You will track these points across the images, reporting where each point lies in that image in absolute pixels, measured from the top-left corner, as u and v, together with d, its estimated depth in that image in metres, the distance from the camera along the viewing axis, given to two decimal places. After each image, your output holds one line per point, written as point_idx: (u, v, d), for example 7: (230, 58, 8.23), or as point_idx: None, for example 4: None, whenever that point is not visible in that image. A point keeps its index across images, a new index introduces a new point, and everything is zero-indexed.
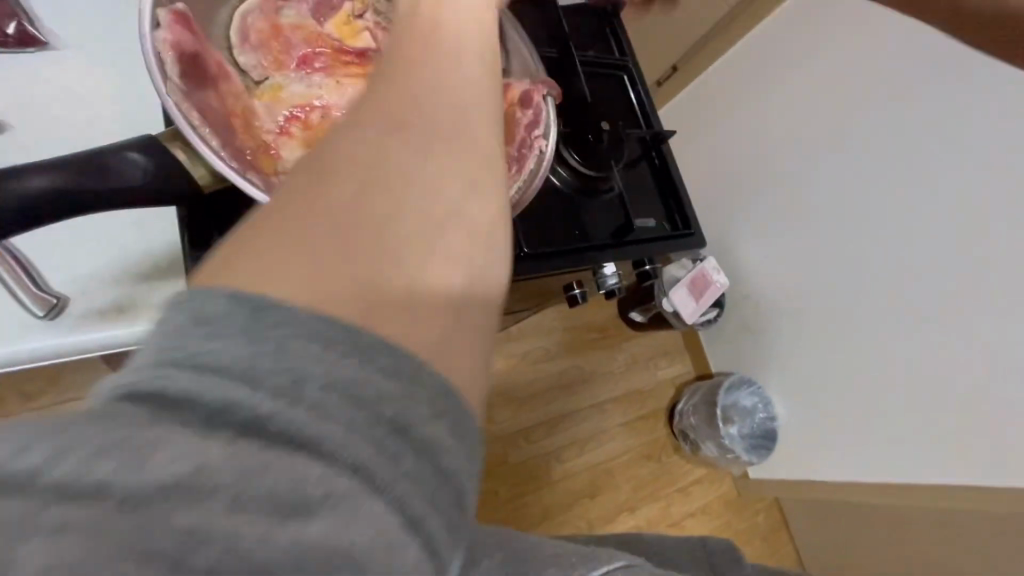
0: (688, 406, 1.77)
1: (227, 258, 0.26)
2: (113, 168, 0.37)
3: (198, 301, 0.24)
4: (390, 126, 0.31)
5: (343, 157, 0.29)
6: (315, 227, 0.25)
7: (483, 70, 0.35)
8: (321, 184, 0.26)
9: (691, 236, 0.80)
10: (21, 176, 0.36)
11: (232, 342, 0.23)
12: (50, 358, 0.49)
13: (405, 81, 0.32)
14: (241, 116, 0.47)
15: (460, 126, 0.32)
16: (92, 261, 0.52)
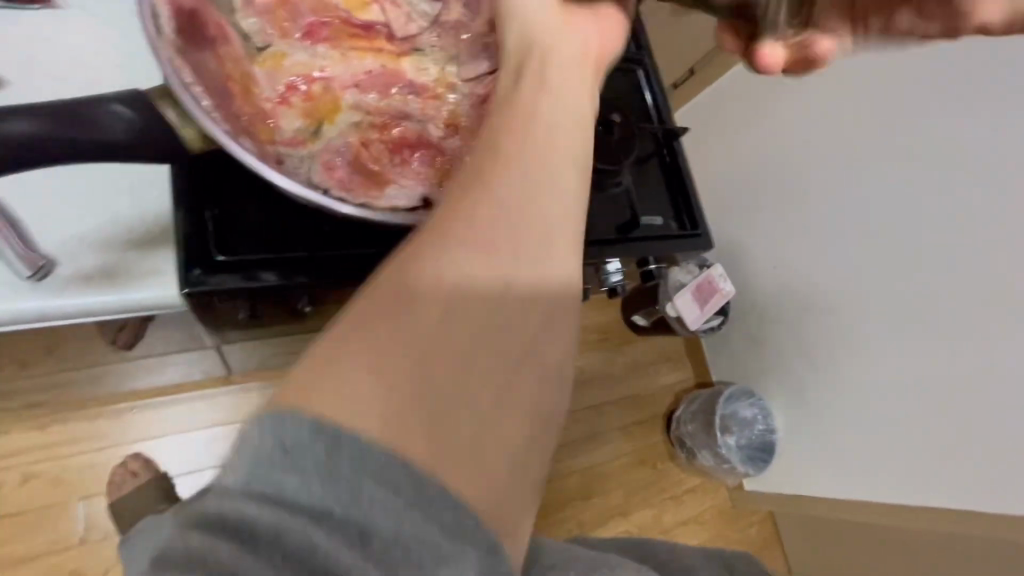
0: (687, 413, 1.75)
1: (317, 368, 0.30)
2: (97, 120, 0.37)
3: (289, 433, 0.27)
4: (464, 268, 0.33)
5: (421, 297, 0.32)
6: (388, 348, 0.30)
7: (559, 206, 0.36)
8: (398, 305, 0.31)
9: (698, 237, 0.78)
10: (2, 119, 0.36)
11: (310, 448, 0.27)
12: (35, 321, 0.48)
13: (487, 220, 0.34)
14: (240, 81, 0.46)
15: (535, 270, 0.34)
16: (81, 223, 0.51)
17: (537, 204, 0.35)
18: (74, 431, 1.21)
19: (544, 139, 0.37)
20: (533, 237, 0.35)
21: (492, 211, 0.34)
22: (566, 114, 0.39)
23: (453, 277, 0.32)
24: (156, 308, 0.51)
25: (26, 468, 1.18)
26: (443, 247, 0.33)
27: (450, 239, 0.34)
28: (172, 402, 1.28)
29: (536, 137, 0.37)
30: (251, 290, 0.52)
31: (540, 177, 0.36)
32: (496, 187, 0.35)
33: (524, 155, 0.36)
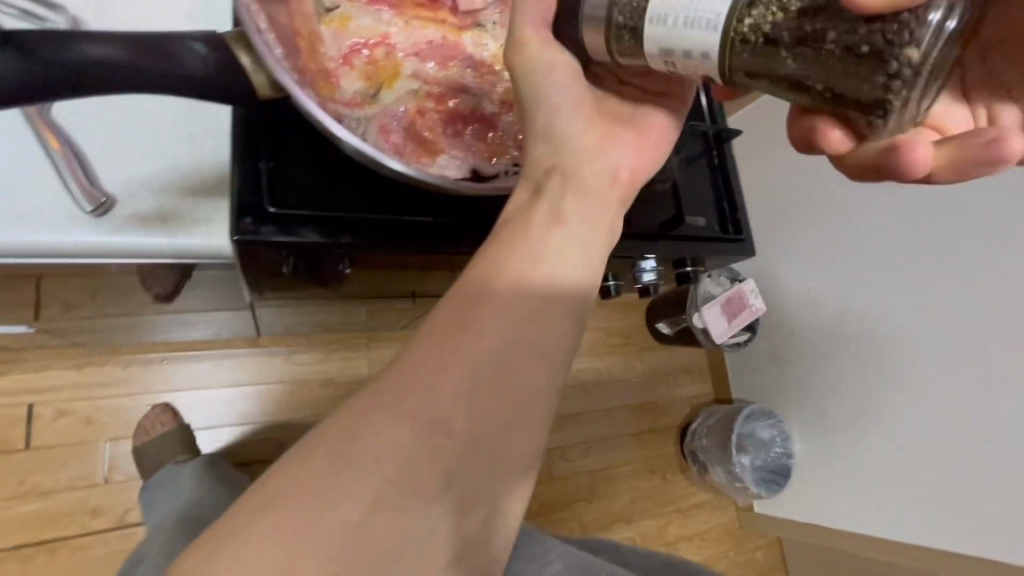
0: (702, 427, 1.72)
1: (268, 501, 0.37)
2: (175, 52, 0.40)
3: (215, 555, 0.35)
4: (404, 446, 0.40)
5: (364, 461, 0.39)
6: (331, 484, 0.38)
7: (502, 373, 0.43)
8: (343, 448, 0.39)
9: (741, 241, 0.76)
10: (85, 41, 0.38)
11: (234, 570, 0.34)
12: (91, 255, 0.50)
13: (442, 396, 0.42)
14: (307, 37, 0.47)
15: (467, 446, 0.42)
16: (143, 166, 0.52)
17: (488, 386, 0.43)
18: (108, 373, 1.26)
19: (510, 321, 0.45)
20: (485, 403, 0.43)
21: (449, 386, 0.42)
22: (534, 298, 0.46)
23: (392, 449, 0.40)
24: (205, 257, 0.53)
25: (58, 404, 1.22)
26: (394, 420, 0.40)
27: (405, 411, 0.41)
28: (200, 357, 1.33)
29: (504, 316, 0.45)
30: (297, 243, 0.53)
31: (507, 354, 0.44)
32: (452, 373, 0.42)
33: (486, 337, 0.44)
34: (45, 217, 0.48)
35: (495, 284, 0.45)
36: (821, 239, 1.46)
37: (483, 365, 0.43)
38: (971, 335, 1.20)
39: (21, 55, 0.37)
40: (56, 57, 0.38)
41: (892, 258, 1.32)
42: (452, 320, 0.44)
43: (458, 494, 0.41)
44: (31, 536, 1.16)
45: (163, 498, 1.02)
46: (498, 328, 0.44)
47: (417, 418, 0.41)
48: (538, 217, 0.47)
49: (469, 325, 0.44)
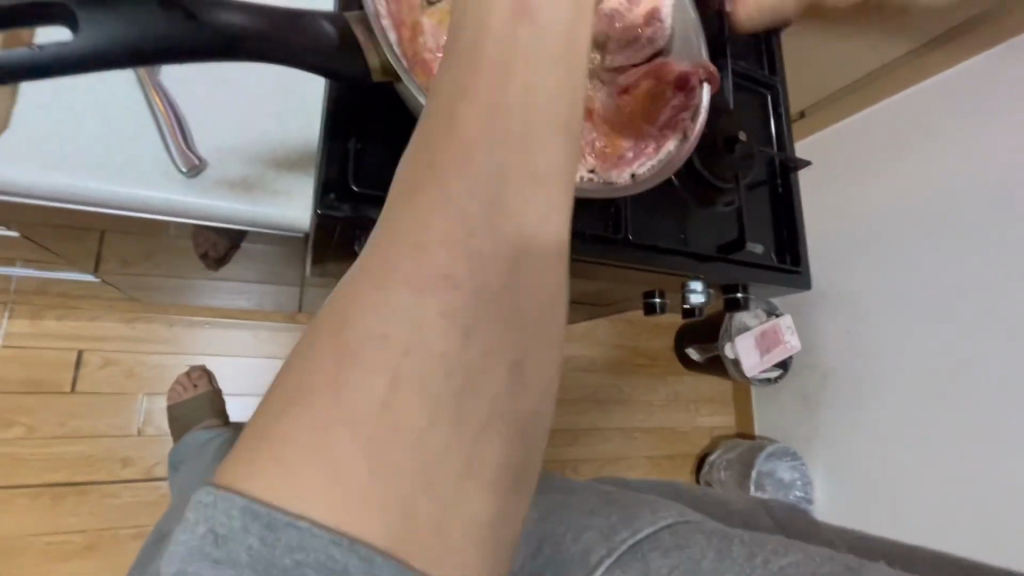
0: (721, 460, 1.71)
1: (244, 465, 0.24)
2: (313, 30, 0.40)
3: (222, 517, 0.23)
4: (413, 319, 0.26)
5: (363, 352, 0.25)
6: (315, 397, 0.24)
7: (536, 210, 0.28)
8: (320, 346, 0.26)
9: (796, 274, 0.75)
10: (226, 10, 0.36)
11: (243, 531, 0.23)
12: (179, 216, 0.52)
13: (436, 257, 0.27)
14: (409, 25, 0.48)
15: (510, 292, 0.27)
16: (234, 135, 0.55)
17: (510, 222, 0.28)
18: (156, 330, 1.32)
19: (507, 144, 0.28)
20: (498, 255, 0.27)
21: (450, 236, 0.27)
22: (543, 91, 0.29)
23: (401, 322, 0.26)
24: (279, 228, 0.55)
25: (106, 353, 1.28)
26: (382, 290, 0.26)
27: (393, 277, 0.26)
28: (242, 326, 1.38)
29: (494, 148, 0.28)
30: (370, 222, 0.55)
31: (515, 177, 0.28)
32: (444, 217, 0.27)
33: (479, 171, 0.28)
34: (142, 173, 0.51)
35: (471, 116, 0.28)
36: (857, 277, 1.42)
37: (490, 199, 0.28)
38: (1013, 389, 1.15)
39: (175, 17, 0.34)
40: (200, 15, 0.35)
41: (929, 298, 1.28)
42: (422, 164, 0.28)
43: (522, 336, 0.27)
44: (65, 476, 1.21)
45: (190, 458, 1.05)
46: (490, 158, 0.28)
47: (421, 283, 0.26)
48: (493, 29, 0.29)
49: (447, 162, 0.28)
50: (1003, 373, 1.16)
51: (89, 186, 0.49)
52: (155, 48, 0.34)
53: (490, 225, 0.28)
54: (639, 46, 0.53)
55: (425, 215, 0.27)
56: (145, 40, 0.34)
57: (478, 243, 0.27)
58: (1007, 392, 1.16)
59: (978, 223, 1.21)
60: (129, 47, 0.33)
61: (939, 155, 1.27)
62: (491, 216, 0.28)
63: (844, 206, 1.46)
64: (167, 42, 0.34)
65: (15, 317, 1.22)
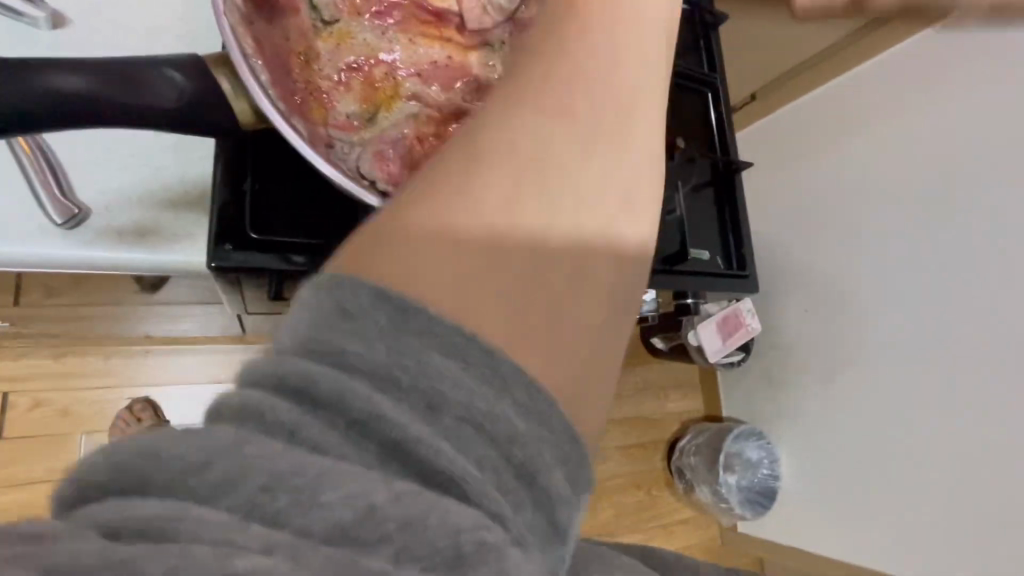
0: (691, 444, 1.72)
1: (379, 249, 0.26)
2: (148, 84, 0.32)
3: (347, 294, 0.25)
4: (534, 138, 0.29)
5: (488, 163, 0.28)
6: (447, 198, 0.27)
7: (639, 75, 0.31)
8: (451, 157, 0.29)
9: (744, 278, 0.75)
10: (46, 74, 0.31)
11: (370, 310, 0.25)
12: (64, 268, 0.47)
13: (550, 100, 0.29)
14: (302, 55, 0.44)
15: (619, 141, 0.30)
16: (118, 176, 0.49)
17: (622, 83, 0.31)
18: (91, 363, 1.22)
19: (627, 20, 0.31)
20: (606, 106, 0.30)
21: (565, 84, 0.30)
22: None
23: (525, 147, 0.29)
24: (182, 272, 0.50)
25: (35, 394, 1.19)
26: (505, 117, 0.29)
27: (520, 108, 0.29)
28: (186, 352, 1.29)
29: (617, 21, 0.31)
30: (279, 272, 0.49)
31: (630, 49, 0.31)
32: (564, 65, 0.30)
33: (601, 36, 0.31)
34: (15, 228, 0.45)
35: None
36: (813, 260, 1.45)
37: (608, 60, 0.31)
38: (960, 363, 1.18)
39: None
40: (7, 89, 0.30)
41: (882, 277, 1.29)
42: (546, 24, 0.32)
43: (626, 182, 0.30)
44: None
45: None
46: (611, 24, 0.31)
47: (537, 117, 0.29)
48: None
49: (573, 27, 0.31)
50: (955, 348, 1.19)
51: None
52: None
53: (599, 83, 0.30)
54: None
55: (545, 62, 0.31)
56: None
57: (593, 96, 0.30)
58: (957, 368, 1.18)
59: (923, 203, 1.22)
60: None
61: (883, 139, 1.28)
62: (603, 77, 0.30)
63: (795, 189, 1.48)
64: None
65: None
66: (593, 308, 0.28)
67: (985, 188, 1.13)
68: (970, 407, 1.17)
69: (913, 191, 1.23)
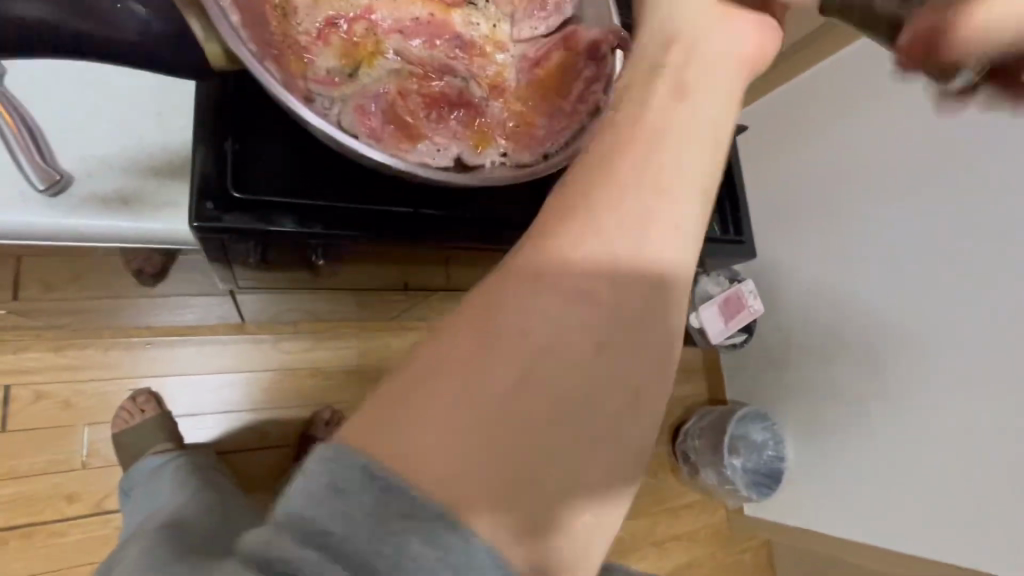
0: (695, 428, 1.69)
1: (378, 420, 0.25)
2: (113, 17, 0.33)
3: (346, 473, 0.24)
4: (551, 307, 0.27)
5: (502, 337, 0.26)
6: (454, 372, 0.26)
7: (677, 236, 0.29)
8: (467, 312, 0.27)
9: (742, 244, 0.74)
10: None
11: (360, 490, 0.24)
12: (46, 236, 0.47)
13: (581, 262, 0.28)
14: (280, 7, 0.43)
15: (650, 308, 0.28)
16: (101, 141, 0.48)
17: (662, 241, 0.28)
18: (89, 356, 1.22)
19: (669, 173, 0.29)
20: (635, 274, 0.28)
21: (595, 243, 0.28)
22: (712, 132, 0.30)
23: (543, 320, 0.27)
24: (167, 240, 0.50)
25: (36, 387, 1.19)
26: (528, 282, 0.27)
27: (542, 266, 0.28)
28: (185, 343, 1.29)
29: (658, 171, 0.29)
30: (265, 234, 0.48)
31: (669, 205, 0.29)
32: (595, 220, 0.28)
33: (639, 187, 0.28)
34: None
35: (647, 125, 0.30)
36: (814, 237, 1.43)
37: (644, 218, 0.28)
38: (969, 335, 1.15)
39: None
40: None
41: (886, 252, 1.28)
42: (588, 163, 0.29)
43: (649, 363, 0.28)
44: (7, 519, 1.14)
45: (150, 487, 1.04)
46: (651, 175, 0.28)
47: (555, 283, 0.27)
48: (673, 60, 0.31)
49: (610, 173, 0.29)
50: (965, 321, 1.16)
51: None
52: None
53: (630, 244, 0.28)
54: (546, 13, 0.50)
55: (575, 211, 0.28)
56: None
57: (625, 260, 0.28)
58: (966, 341, 1.16)
59: (923, 174, 1.20)
60: None
61: (876, 117, 1.27)
62: (634, 237, 0.28)
63: (794, 166, 1.46)
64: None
65: None
66: (593, 499, 0.26)
67: (982, 155, 1.12)
68: (968, 382, 1.16)
69: (912, 162, 1.22)
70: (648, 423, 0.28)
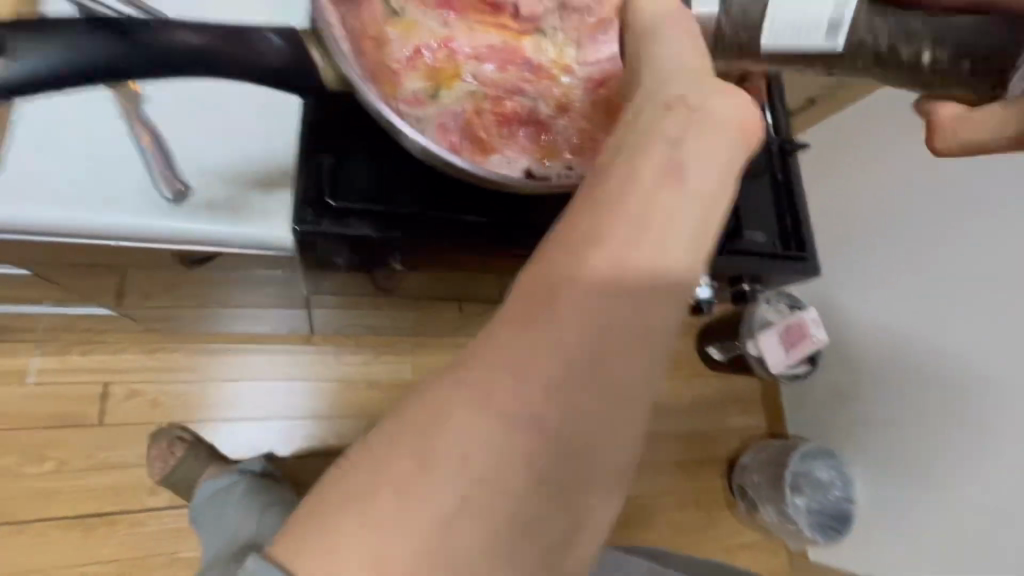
0: (753, 461, 1.59)
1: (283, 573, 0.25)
2: (253, 43, 0.39)
3: None
4: (495, 427, 0.28)
5: (441, 471, 0.27)
6: (375, 511, 0.26)
7: (634, 347, 0.30)
8: (404, 433, 0.27)
9: (804, 261, 0.72)
10: (173, 30, 0.37)
11: None
12: (165, 240, 0.54)
13: (532, 374, 0.28)
14: (375, 37, 0.49)
15: (592, 428, 0.29)
16: (216, 158, 0.56)
17: (613, 350, 0.30)
18: (176, 360, 1.34)
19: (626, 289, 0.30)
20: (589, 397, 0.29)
21: (541, 365, 0.28)
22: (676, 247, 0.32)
23: (480, 449, 0.27)
24: (266, 245, 0.56)
25: (130, 385, 1.31)
26: (472, 393, 0.28)
27: (490, 383, 0.28)
28: (258, 351, 1.39)
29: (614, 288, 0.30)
30: (351, 238, 0.53)
31: (620, 317, 0.30)
32: (548, 334, 0.29)
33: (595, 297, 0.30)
34: (131, 202, 0.52)
35: (607, 227, 0.30)
36: (882, 261, 1.35)
37: (593, 333, 0.30)
38: None
39: (105, 38, 0.35)
40: (138, 38, 0.36)
41: (968, 277, 1.19)
42: (544, 276, 0.30)
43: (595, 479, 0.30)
44: (93, 506, 1.24)
45: (217, 510, 1.11)
46: (606, 286, 0.30)
47: (505, 402, 0.28)
48: (646, 169, 0.32)
49: (564, 289, 0.30)
50: None
51: (81, 219, 0.51)
52: (105, 72, 0.35)
53: (580, 359, 0.29)
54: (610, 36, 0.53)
55: (518, 328, 0.29)
56: (92, 66, 0.34)
57: (576, 366, 0.29)
58: None
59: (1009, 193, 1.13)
60: (67, 73, 0.34)
61: None
62: (584, 351, 0.29)
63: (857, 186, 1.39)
64: (88, 63, 0.34)
65: (46, 354, 1.27)
66: None
67: None
68: None
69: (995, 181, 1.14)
70: (584, 544, 0.29)
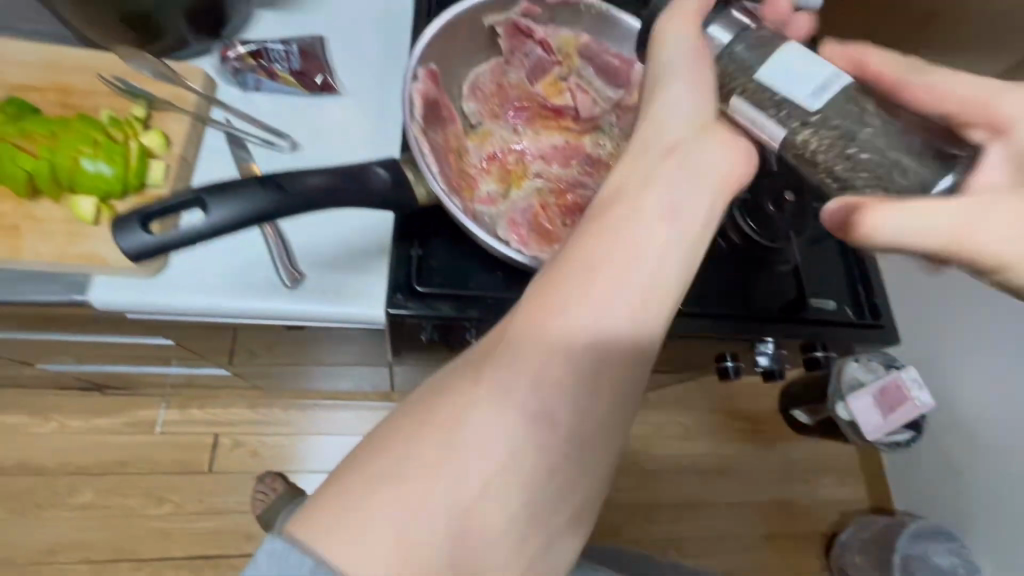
0: (853, 539, 1.44)
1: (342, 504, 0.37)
2: (367, 179, 0.48)
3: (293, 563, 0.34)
4: (504, 396, 0.42)
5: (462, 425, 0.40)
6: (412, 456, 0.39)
7: (611, 338, 0.44)
8: (435, 397, 0.42)
9: (881, 328, 0.71)
10: (307, 175, 0.46)
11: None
12: (283, 318, 0.64)
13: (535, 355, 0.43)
14: (456, 148, 0.58)
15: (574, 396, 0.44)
16: (325, 249, 0.66)
17: (595, 345, 0.44)
18: (275, 414, 1.49)
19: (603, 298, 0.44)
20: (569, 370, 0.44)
21: (540, 350, 0.43)
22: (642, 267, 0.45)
23: (494, 411, 0.41)
24: (363, 322, 0.64)
25: (235, 436, 1.46)
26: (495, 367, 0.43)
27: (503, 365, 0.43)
28: (345, 407, 1.51)
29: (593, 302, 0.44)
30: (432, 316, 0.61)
31: (600, 322, 0.44)
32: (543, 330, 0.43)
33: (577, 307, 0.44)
34: (259, 288, 0.64)
35: (592, 258, 0.45)
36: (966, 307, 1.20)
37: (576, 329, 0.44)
38: None
39: (265, 189, 0.45)
40: (285, 185, 0.45)
41: None
42: (544, 292, 0.44)
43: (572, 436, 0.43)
44: (202, 548, 1.37)
45: None
46: (585, 298, 0.44)
47: (516, 376, 0.43)
48: (618, 218, 0.46)
49: (557, 299, 0.44)
50: None
51: (223, 304, 0.63)
52: (263, 214, 0.45)
53: (565, 348, 0.43)
54: None
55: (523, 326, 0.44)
56: (256, 210, 0.45)
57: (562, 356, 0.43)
58: None
59: None
60: (241, 218, 0.45)
61: None
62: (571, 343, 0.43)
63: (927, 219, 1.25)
64: (255, 209, 0.45)
65: (170, 408, 1.45)
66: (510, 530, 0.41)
67: None
68: None
69: None
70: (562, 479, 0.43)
